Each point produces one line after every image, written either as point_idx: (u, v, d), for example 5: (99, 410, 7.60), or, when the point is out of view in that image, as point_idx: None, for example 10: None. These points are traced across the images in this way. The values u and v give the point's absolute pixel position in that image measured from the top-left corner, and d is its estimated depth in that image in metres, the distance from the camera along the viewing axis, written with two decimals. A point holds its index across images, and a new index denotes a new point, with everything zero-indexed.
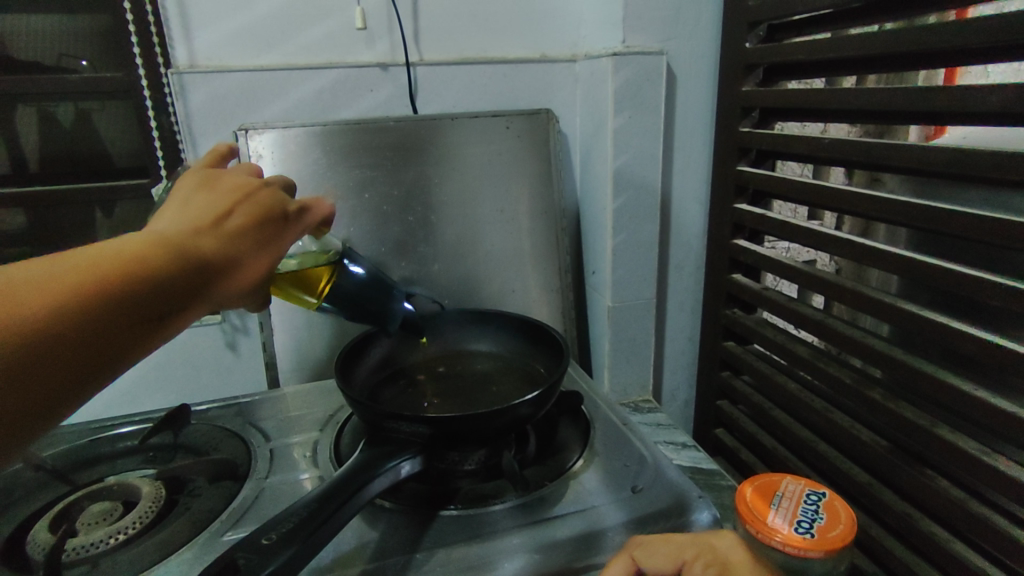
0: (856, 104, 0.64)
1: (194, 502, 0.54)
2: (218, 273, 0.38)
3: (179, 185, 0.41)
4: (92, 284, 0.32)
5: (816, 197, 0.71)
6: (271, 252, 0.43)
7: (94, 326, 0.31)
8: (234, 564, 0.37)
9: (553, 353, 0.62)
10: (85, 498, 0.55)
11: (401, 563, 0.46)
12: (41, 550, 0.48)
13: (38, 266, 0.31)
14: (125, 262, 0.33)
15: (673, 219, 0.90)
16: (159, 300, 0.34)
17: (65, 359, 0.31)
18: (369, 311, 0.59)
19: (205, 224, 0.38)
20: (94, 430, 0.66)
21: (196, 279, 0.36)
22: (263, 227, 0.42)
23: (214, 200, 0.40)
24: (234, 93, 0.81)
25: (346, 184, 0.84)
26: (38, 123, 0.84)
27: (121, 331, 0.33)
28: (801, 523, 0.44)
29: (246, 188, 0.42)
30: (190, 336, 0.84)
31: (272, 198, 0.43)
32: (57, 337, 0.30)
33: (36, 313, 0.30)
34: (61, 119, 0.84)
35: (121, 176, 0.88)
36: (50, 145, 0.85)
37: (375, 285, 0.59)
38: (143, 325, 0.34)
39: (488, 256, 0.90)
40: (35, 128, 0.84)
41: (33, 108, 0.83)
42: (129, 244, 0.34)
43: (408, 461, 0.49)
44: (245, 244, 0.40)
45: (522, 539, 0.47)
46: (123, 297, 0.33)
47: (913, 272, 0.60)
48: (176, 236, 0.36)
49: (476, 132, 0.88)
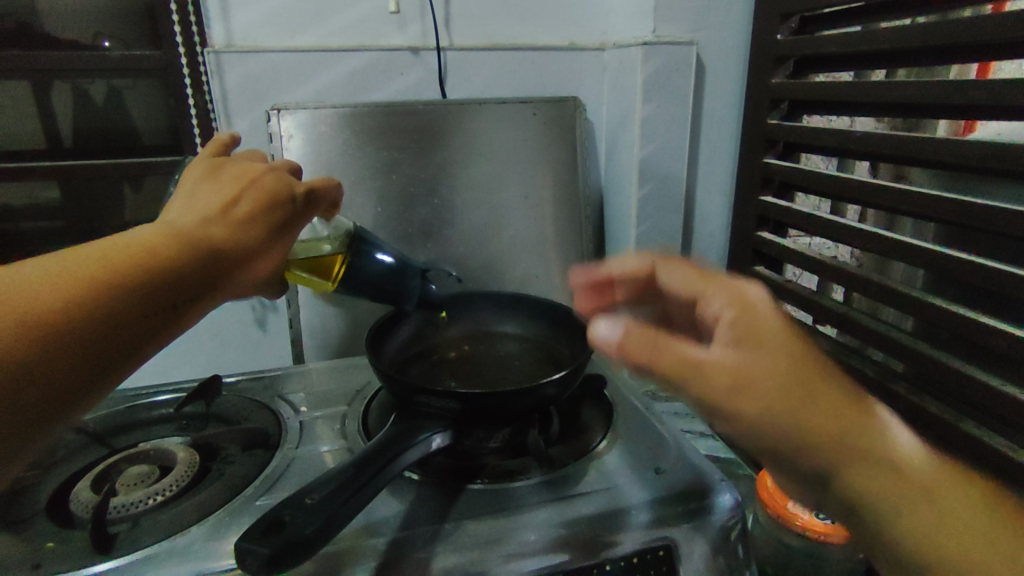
0: (888, 97, 0.65)
1: (228, 468, 0.56)
2: (227, 259, 0.39)
3: (190, 177, 0.43)
4: (104, 277, 0.33)
5: (844, 190, 0.71)
6: (282, 237, 0.44)
7: (108, 316, 0.33)
8: (280, 522, 0.39)
9: (578, 337, 0.63)
10: (123, 461, 0.57)
11: (431, 531, 0.47)
12: (84, 507, 0.50)
13: (52, 263, 0.33)
14: (137, 253, 0.35)
15: (697, 209, 0.90)
16: (172, 287, 0.36)
17: (82, 349, 0.32)
18: (387, 294, 0.60)
19: (212, 212, 0.39)
20: (129, 397, 0.68)
21: (208, 265, 0.38)
22: (271, 211, 0.42)
23: (221, 189, 0.41)
24: (267, 74, 0.82)
25: (375, 166, 0.85)
26: (73, 100, 0.85)
27: (136, 322, 0.34)
28: (820, 509, 0.54)
29: (252, 175, 0.43)
30: (219, 311, 0.86)
31: (278, 182, 0.44)
32: (74, 330, 0.32)
33: (52, 307, 0.31)
34: (95, 96, 0.86)
35: (154, 152, 0.90)
36: (86, 120, 0.87)
37: (394, 267, 0.60)
38: (157, 312, 0.35)
39: (511, 241, 0.91)
40: (70, 105, 0.86)
41: (68, 85, 0.84)
42: (139, 237, 0.36)
43: (438, 435, 0.51)
44: (255, 228, 0.41)
45: (548, 513, 0.49)
46: (136, 288, 0.34)
47: (941, 266, 0.60)
48: (184, 227, 0.38)
49: (503, 118, 0.88)
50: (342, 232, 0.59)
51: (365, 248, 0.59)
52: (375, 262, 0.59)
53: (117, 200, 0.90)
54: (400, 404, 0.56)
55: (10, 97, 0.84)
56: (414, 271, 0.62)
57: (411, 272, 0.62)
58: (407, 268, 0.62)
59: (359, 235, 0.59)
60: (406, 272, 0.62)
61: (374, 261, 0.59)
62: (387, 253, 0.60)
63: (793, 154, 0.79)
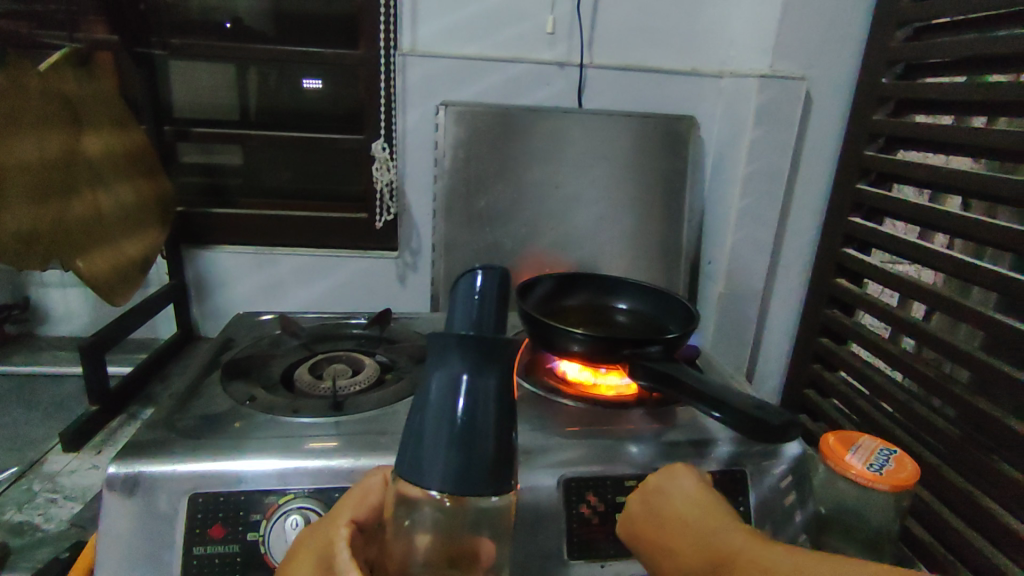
0: (970, 139, 0.73)
1: (407, 371, 0.73)
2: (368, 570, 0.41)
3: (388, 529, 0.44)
4: None
5: (925, 216, 0.80)
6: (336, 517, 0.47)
7: None
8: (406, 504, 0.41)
9: (681, 317, 0.76)
10: (327, 359, 0.76)
11: (562, 430, 0.63)
12: (307, 384, 0.69)
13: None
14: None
15: (790, 224, 1.02)
16: None
17: None
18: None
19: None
20: (327, 317, 0.86)
21: None
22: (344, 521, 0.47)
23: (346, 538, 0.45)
24: (440, 76, 1.01)
25: (512, 158, 1.02)
26: (258, 84, 1.10)
27: None
28: (873, 464, 0.63)
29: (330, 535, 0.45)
30: (374, 264, 1.08)
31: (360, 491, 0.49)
32: None
33: None
34: (272, 80, 1.11)
35: (317, 129, 1.10)
36: (267, 98, 1.11)
37: (438, 404, 0.40)
38: None
39: (619, 232, 1.06)
40: (256, 86, 1.11)
41: (255, 71, 1.09)
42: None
43: (578, 402, 0.69)
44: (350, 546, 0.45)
45: (653, 433, 0.64)
46: None
47: (1006, 287, 0.68)
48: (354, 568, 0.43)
49: (623, 128, 1.03)
50: (470, 508, 0.40)
51: (467, 461, 0.38)
52: (488, 461, 0.39)
53: (305, 166, 1.15)
54: (535, 338, 0.73)
55: (219, 76, 1.08)
56: (486, 391, 0.40)
57: (465, 403, 0.40)
58: (461, 402, 0.40)
59: (422, 462, 0.39)
60: (468, 404, 0.40)
61: (503, 465, 0.40)
62: (439, 414, 0.40)
63: (891, 183, 0.88)
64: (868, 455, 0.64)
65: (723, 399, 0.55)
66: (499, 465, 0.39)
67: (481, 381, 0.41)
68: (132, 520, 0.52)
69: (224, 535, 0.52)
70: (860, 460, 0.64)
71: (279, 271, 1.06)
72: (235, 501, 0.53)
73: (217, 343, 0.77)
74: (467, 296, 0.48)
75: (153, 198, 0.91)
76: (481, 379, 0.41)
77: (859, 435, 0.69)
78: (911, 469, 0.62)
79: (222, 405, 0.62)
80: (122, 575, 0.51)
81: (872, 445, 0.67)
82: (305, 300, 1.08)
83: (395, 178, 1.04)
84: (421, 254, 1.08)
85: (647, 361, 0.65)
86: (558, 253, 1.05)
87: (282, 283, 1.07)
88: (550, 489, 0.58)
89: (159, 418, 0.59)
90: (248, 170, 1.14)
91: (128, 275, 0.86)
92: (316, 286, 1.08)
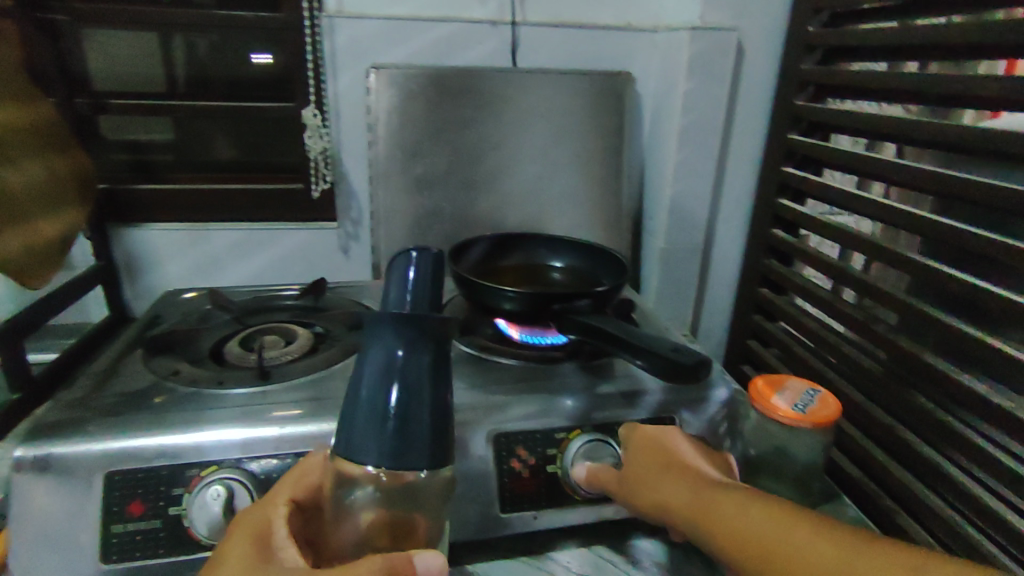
0: (890, 84, 0.74)
1: (341, 339, 0.73)
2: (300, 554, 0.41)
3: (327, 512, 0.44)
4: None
5: (851, 162, 0.82)
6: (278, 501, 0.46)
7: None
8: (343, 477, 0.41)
9: (615, 270, 0.77)
10: (258, 331, 0.74)
11: (495, 387, 0.63)
12: (236, 356, 0.68)
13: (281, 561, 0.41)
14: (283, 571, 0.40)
15: (727, 177, 1.04)
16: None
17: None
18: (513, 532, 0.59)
19: (248, 547, 0.42)
20: (261, 291, 0.85)
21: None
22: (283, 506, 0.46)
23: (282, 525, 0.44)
24: (370, 38, 0.98)
25: (449, 121, 1.00)
26: (185, 52, 1.03)
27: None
28: (798, 404, 0.65)
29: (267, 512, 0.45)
30: (314, 235, 1.06)
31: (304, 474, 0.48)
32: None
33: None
34: (200, 48, 1.04)
35: (252, 97, 1.05)
36: (196, 66, 1.05)
37: (370, 380, 0.40)
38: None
39: (561, 193, 1.05)
40: (184, 55, 1.04)
41: (183, 39, 1.02)
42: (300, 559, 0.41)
43: (511, 359, 0.69)
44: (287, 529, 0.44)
45: (584, 385, 0.65)
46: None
47: (923, 228, 0.70)
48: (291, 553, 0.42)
49: (560, 87, 1.02)
50: (406, 484, 0.41)
51: (403, 438, 0.39)
52: (424, 437, 0.39)
53: (245, 138, 1.09)
54: (468, 298, 0.73)
55: (142, 43, 1.01)
56: (421, 366, 0.40)
57: (404, 380, 0.40)
58: (400, 378, 0.40)
59: (356, 436, 0.39)
60: (408, 380, 0.40)
61: (441, 441, 0.40)
62: (371, 395, 0.39)
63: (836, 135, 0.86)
64: (792, 396, 0.66)
65: (646, 347, 0.56)
66: (437, 439, 0.40)
67: (417, 356, 0.40)
68: (46, 503, 0.50)
69: (145, 511, 0.51)
70: (785, 400, 0.65)
71: (215, 246, 1.03)
72: (155, 477, 0.52)
73: (143, 320, 0.74)
74: (400, 287, 0.47)
75: (72, 174, 0.87)
76: (416, 354, 0.40)
77: (786, 377, 0.71)
78: (833, 405, 0.65)
79: (144, 381, 0.61)
80: (38, 558, 0.50)
81: (798, 387, 0.68)
82: (244, 275, 1.06)
83: (328, 145, 1.01)
84: (363, 223, 1.07)
85: (577, 315, 0.65)
86: (500, 216, 1.04)
87: (219, 259, 1.04)
88: (481, 445, 0.59)
89: (74, 398, 0.57)
90: (181, 145, 1.08)
91: (45, 256, 0.82)
92: (255, 261, 1.05)
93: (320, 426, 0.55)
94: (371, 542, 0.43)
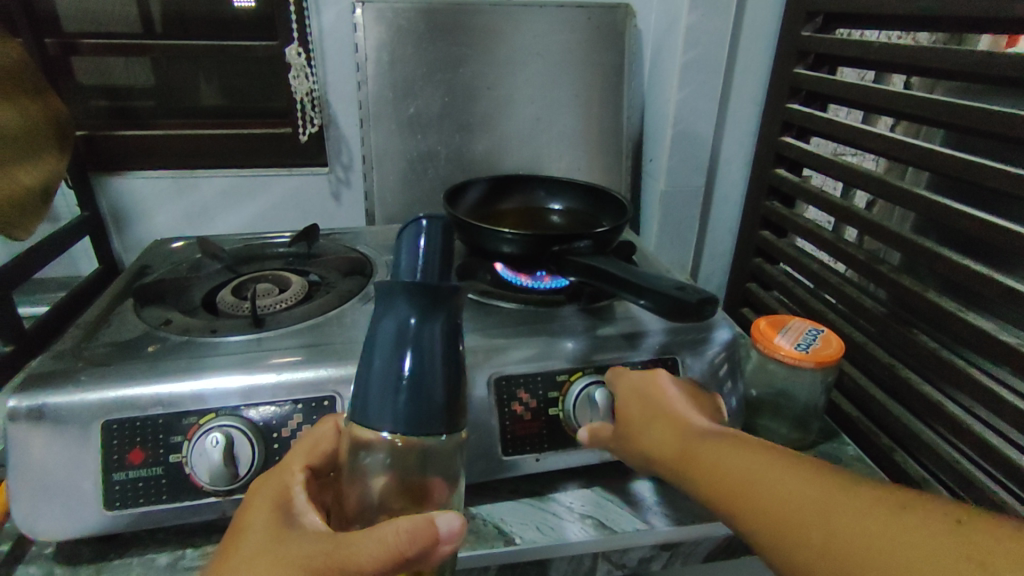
0: (905, 10, 0.70)
1: (337, 285, 0.71)
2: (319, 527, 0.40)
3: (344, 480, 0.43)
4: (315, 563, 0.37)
5: (859, 96, 0.79)
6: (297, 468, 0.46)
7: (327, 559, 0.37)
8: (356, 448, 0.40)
9: (615, 212, 0.75)
10: (251, 280, 0.73)
11: (494, 331, 0.62)
12: (229, 304, 0.66)
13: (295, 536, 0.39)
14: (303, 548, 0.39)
15: (730, 115, 1.00)
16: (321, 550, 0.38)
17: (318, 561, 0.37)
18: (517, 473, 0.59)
19: (270, 516, 0.41)
20: (251, 239, 0.83)
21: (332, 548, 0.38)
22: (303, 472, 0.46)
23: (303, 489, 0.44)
24: None
25: (439, 59, 0.96)
26: None
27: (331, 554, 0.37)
28: (800, 344, 0.64)
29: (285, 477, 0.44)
30: (305, 182, 1.03)
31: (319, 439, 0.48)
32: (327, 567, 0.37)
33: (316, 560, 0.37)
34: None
35: (229, 36, 0.98)
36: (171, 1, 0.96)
37: (383, 343, 0.38)
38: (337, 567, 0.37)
39: (558, 134, 1.02)
40: None
41: None
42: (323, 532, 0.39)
43: (509, 302, 0.68)
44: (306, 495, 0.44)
45: (585, 328, 0.64)
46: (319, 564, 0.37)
47: (933, 162, 0.67)
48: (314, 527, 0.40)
49: (556, 21, 0.97)
50: (421, 451, 0.39)
51: (419, 406, 0.37)
52: (437, 408, 0.38)
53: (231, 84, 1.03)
54: (467, 241, 0.71)
55: None
56: (433, 334, 0.38)
57: (415, 350, 0.37)
58: (411, 348, 0.37)
59: (369, 407, 0.38)
60: (420, 352, 0.37)
61: (453, 408, 0.39)
62: (384, 363, 0.37)
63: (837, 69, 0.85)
64: (794, 336, 0.66)
65: (650, 285, 0.55)
66: (450, 410, 0.38)
67: (429, 326, 0.38)
68: (44, 453, 0.50)
69: (145, 459, 0.51)
70: (787, 342, 0.65)
71: (203, 194, 1.00)
72: (153, 425, 0.51)
73: (132, 270, 0.72)
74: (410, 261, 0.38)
75: (46, 117, 0.83)
76: (428, 322, 0.38)
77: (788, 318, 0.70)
78: (835, 345, 0.64)
79: (136, 331, 0.60)
80: (40, 506, 0.50)
81: (801, 327, 0.68)
82: (234, 224, 1.03)
83: (315, 87, 0.98)
84: (354, 169, 1.04)
85: (577, 256, 0.64)
86: (496, 159, 1.01)
87: (208, 208, 1.02)
88: (482, 390, 0.58)
89: (65, 350, 0.56)
90: (162, 90, 1.02)
91: (27, 206, 0.79)
92: (245, 209, 1.03)
93: (317, 372, 0.54)
94: (388, 505, 0.43)
